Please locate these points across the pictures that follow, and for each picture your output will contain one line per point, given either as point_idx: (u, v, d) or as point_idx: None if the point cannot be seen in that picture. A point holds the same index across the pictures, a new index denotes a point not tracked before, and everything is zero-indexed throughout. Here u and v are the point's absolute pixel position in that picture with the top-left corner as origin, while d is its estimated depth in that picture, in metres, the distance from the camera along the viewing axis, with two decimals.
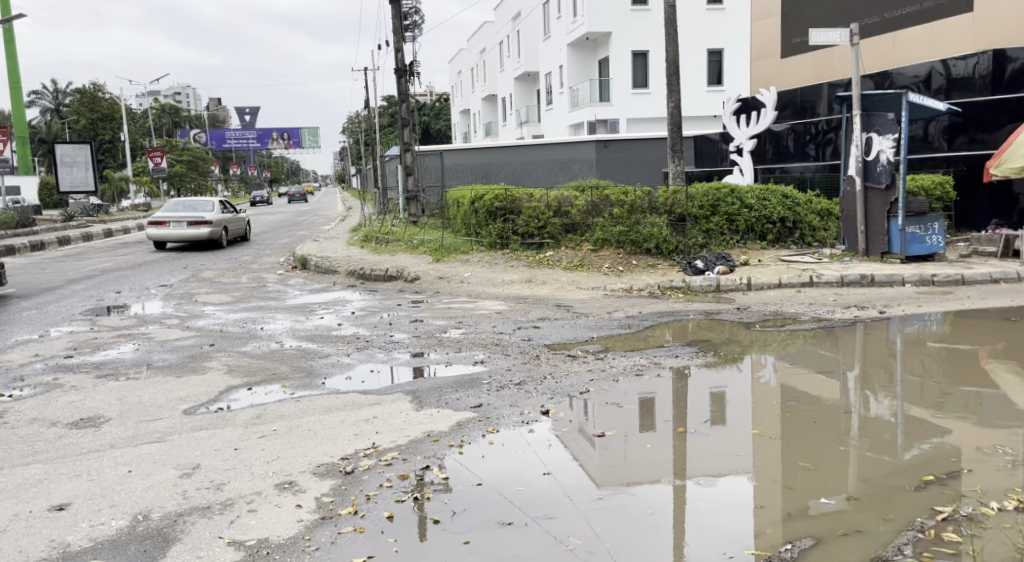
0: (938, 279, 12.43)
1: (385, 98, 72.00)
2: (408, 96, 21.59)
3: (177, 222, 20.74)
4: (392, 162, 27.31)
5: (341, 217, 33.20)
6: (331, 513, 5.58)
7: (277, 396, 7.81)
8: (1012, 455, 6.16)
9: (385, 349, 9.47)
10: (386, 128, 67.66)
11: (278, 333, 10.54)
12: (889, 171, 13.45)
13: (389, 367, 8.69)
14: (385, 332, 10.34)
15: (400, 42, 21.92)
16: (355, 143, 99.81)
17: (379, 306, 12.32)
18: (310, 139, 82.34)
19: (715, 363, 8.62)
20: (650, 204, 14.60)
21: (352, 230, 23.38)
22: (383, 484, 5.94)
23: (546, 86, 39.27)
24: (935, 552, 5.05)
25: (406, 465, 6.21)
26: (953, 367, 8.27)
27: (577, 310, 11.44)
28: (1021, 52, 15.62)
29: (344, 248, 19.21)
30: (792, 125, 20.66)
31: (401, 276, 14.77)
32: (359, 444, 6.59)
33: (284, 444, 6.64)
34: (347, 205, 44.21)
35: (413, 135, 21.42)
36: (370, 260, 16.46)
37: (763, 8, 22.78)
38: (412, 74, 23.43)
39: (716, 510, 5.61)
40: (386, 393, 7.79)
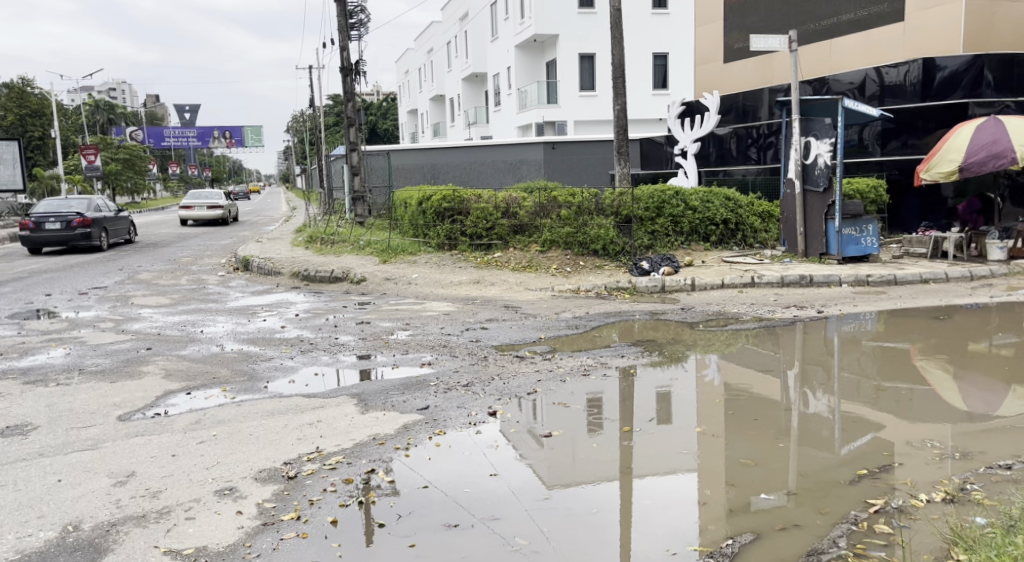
0: (873, 279, 12.82)
1: (329, 97, 71.24)
2: (354, 95, 21.45)
3: (200, 205, 29.32)
4: (337, 161, 27.06)
5: (286, 217, 32.82)
6: (273, 518, 5.57)
7: (218, 401, 7.74)
8: (940, 448, 6.41)
9: (330, 351, 9.45)
10: (331, 128, 67.01)
11: (218, 336, 10.41)
12: (826, 175, 13.84)
13: (334, 370, 8.68)
14: (330, 334, 10.32)
15: (345, 40, 21.69)
16: (299, 142, 98.70)
17: (324, 307, 12.27)
18: (253, 138, 81.70)
19: (660, 363, 8.79)
20: (597, 206, 14.74)
21: (297, 231, 23.16)
22: (327, 488, 5.95)
23: (493, 87, 39.33)
24: (868, 543, 5.23)
25: (350, 469, 6.22)
26: (886, 365, 8.55)
27: (525, 311, 11.54)
28: (949, 61, 16.18)
29: (288, 248, 19.10)
30: (735, 130, 21.14)
31: (347, 277, 14.72)
32: (303, 448, 6.58)
33: (224, 450, 6.59)
34: (291, 205, 43.75)
35: (359, 135, 21.31)
36: (315, 261, 16.36)
37: (705, 13, 23.17)
38: (358, 73, 23.28)
39: (659, 508, 5.73)
40: (331, 396, 7.79)
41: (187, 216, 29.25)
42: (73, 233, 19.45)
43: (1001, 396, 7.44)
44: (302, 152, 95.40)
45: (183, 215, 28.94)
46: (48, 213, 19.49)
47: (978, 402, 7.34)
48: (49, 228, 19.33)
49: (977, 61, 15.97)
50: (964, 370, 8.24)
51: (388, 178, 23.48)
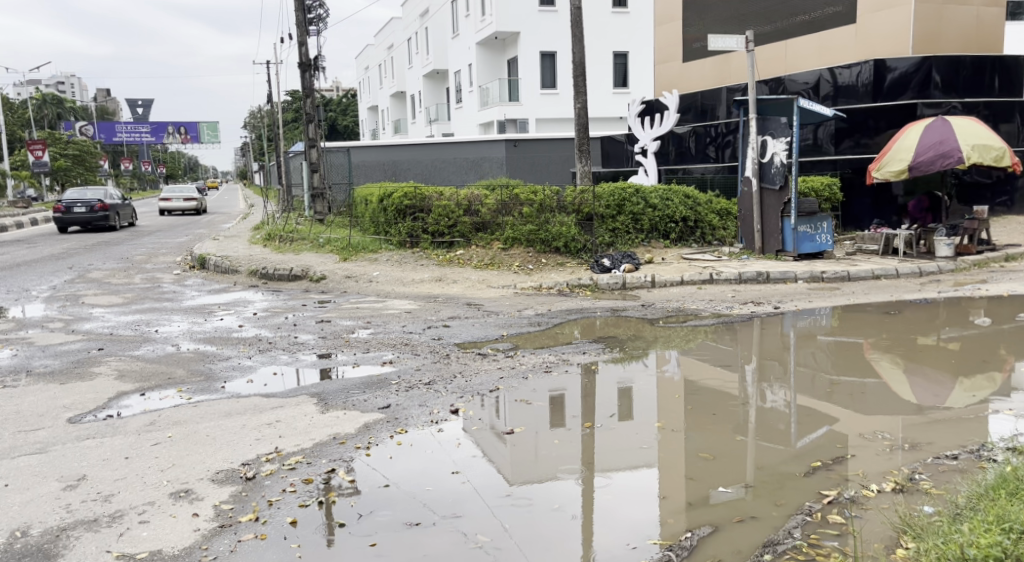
0: (827, 276, 13.09)
1: (287, 93, 70.44)
2: (313, 92, 21.31)
3: (178, 198, 34.87)
4: (297, 158, 26.80)
5: (243, 215, 32.50)
6: (230, 520, 5.57)
7: (173, 402, 7.69)
8: (890, 440, 6.59)
9: (289, 351, 9.42)
10: (290, 124, 66.32)
11: (173, 335, 10.33)
12: (783, 173, 14.10)
13: (294, 369, 8.66)
14: (289, 333, 10.28)
15: (303, 35, 21.55)
16: (257, 138, 97.53)
17: (283, 306, 12.20)
18: (208, 134, 80.82)
19: (621, 359, 8.91)
20: (559, 203, 14.85)
21: (255, 228, 22.92)
22: (286, 488, 5.95)
23: (455, 85, 39.27)
24: (821, 534, 5.36)
25: (310, 469, 6.23)
26: (839, 359, 8.76)
27: (488, 308, 11.60)
28: (900, 62, 16.64)
29: (246, 246, 18.92)
30: (693, 128, 21.49)
31: (306, 275, 14.62)
32: (261, 448, 6.58)
33: (180, 452, 6.55)
34: (249, 202, 43.26)
35: (318, 131, 21.16)
36: (273, 259, 16.22)
37: (664, 12, 23.40)
38: (317, 69, 23.10)
39: (619, 503, 5.83)
40: (291, 396, 7.79)
41: (166, 208, 34.72)
42: (95, 216, 24.59)
43: (949, 388, 7.67)
44: (261, 149, 94.27)
45: (163, 207, 34.37)
46: (75, 200, 24.61)
47: (927, 394, 7.55)
48: (77, 212, 24.43)
49: (926, 64, 16.45)
50: (914, 364, 8.46)
51: (348, 175, 23.31)
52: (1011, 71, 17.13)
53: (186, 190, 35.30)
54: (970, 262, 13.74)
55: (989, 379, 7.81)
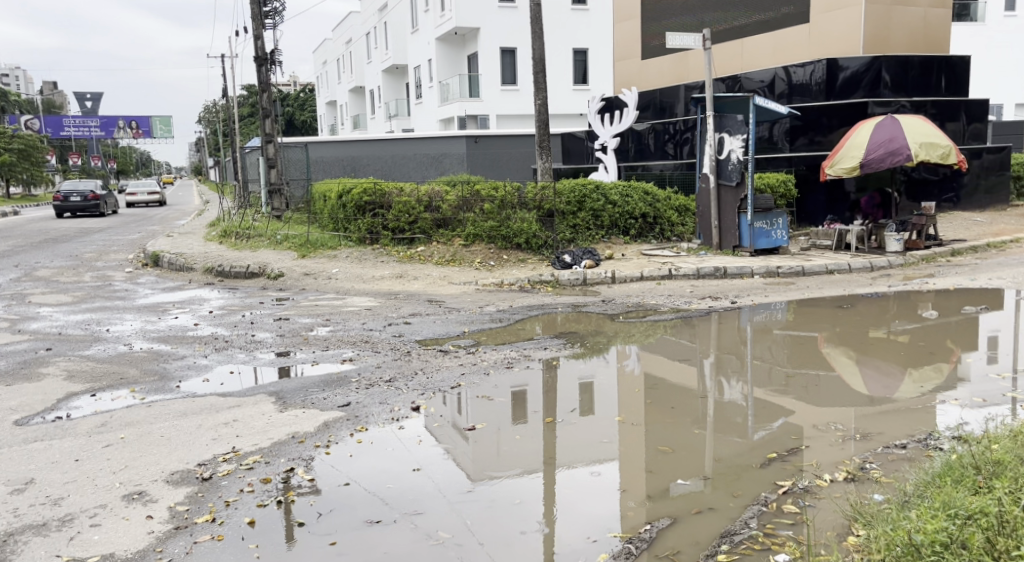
0: (783, 271, 13.33)
1: (243, 87, 69.52)
2: (269, 86, 21.12)
3: (142, 192, 37.88)
4: (253, 153, 26.52)
5: (198, 211, 32.12)
6: (185, 522, 5.55)
7: (126, 402, 7.61)
8: (843, 430, 6.77)
9: (246, 349, 9.36)
10: (246, 119, 65.50)
11: (126, 334, 10.21)
12: (739, 170, 14.31)
13: (251, 368, 8.62)
14: (246, 332, 10.20)
15: (259, 28, 21.33)
16: (211, 134, 96.04)
17: (239, 304, 12.09)
18: (161, 128, 79.69)
19: (581, 354, 9.00)
20: (520, 199, 14.90)
21: (210, 224, 22.68)
22: (243, 488, 5.95)
23: (415, 80, 39.11)
24: (776, 523, 5.49)
25: (268, 468, 6.23)
26: (795, 352, 8.94)
27: (448, 305, 11.62)
28: (851, 61, 17.15)
29: (201, 243, 18.72)
30: (653, 125, 21.32)
31: (263, 273, 14.52)
32: (218, 448, 6.55)
33: (133, 453, 6.50)
34: (203, 198, 42.62)
35: (276, 126, 21.01)
36: (229, 256, 16.07)
37: (623, 10, 23.58)
38: (273, 64, 22.90)
39: (579, 497, 5.91)
40: (248, 394, 7.76)
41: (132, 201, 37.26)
42: (89, 204, 29.16)
43: (899, 379, 7.89)
44: (216, 144, 92.94)
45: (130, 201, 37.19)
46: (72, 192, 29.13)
47: (878, 386, 7.74)
48: (74, 201, 28.94)
49: (875, 64, 17.06)
50: (866, 356, 8.67)
51: (307, 170, 23.14)
52: (957, 70, 17.83)
53: (149, 185, 38.72)
54: (918, 257, 14.11)
55: (936, 370, 8.06)
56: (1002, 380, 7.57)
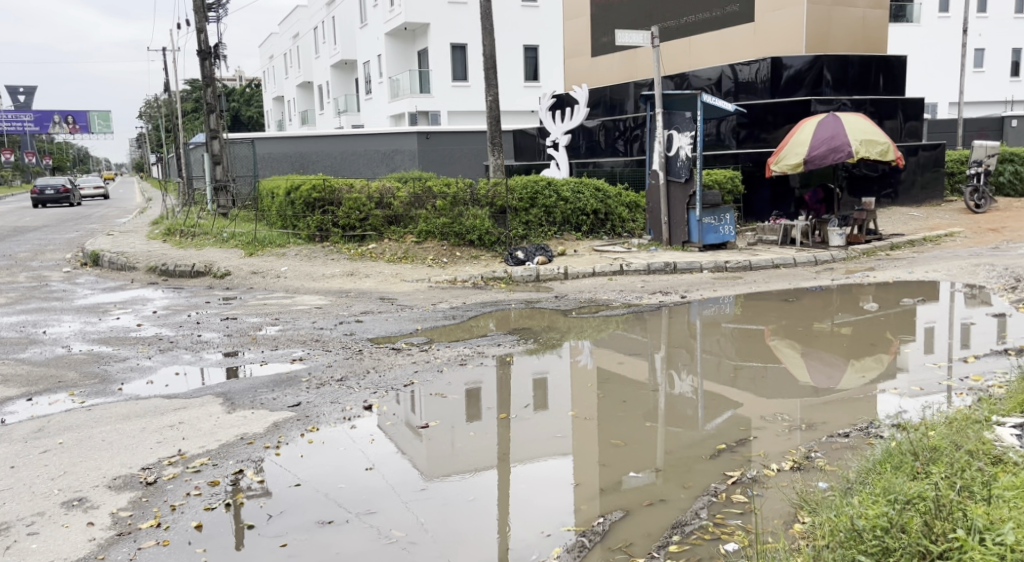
0: (730, 265, 13.57)
1: (186, 82, 68.26)
2: (213, 81, 20.83)
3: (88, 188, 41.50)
4: (197, 149, 26.07)
5: (139, 209, 31.53)
6: (129, 528, 5.49)
7: (64, 406, 7.48)
8: (789, 420, 6.95)
9: (192, 350, 9.26)
10: (190, 114, 64.25)
11: (65, 336, 10.02)
12: (688, 166, 14.52)
13: (197, 369, 8.53)
14: (192, 332, 10.08)
15: (202, 21, 21.01)
16: (153, 129, 93.96)
17: (184, 304, 11.93)
18: (99, 123, 77.87)
19: (535, 350, 9.09)
20: (471, 197, 14.93)
21: (154, 222, 22.31)
22: (189, 492, 5.90)
23: (365, 75, 38.83)
24: (726, 513, 5.61)
25: (216, 470, 6.19)
26: (742, 345, 9.14)
27: (401, 302, 11.63)
28: (794, 60, 17.54)
29: (144, 241, 18.44)
30: (603, 122, 21.30)
31: (209, 272, 14.33)
32: (163, 452, 6.48)
33: (73, 458, 6.40)
34: (144, 196, 41.76)
35: (220, 122, 20.74)
36: (172, 255, 15.83)
37: (573, 7, 23.73)
38: (217, 58, 22.57)
39: (533, 492, 5.99)
40: (194, 396, 7.68)
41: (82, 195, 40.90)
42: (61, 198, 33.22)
43: (841, 370, 8.13)
44: (158, 139, 90.94)
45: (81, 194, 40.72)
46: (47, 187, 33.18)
47: (822, 377, 7.97)
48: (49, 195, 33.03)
49: (817, 63, 17.49)
50: (812, 348, 8.89)
51: (254, 167, 22.86)
52: (894, 70, 18.42)
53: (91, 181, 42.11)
54: (860, 251, 14.49)
55: (877, 360, 8.32)
56: (938, 369, 7.84)
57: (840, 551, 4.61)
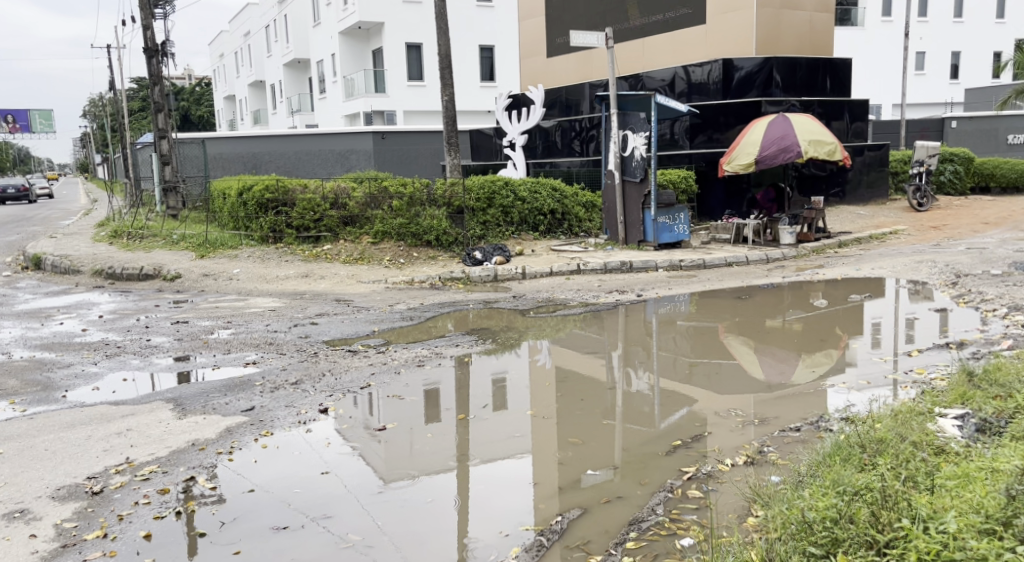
0: (685, 264, 13.75)
1: (133, 81, 66.96)
2: (161, 79, 20.53)
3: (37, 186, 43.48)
4: (145, 149, 25.64)
5: (84, 210, 30.90)
6: (74, 539, 5.41)
7: (5, 415, 7.34)
8: (743, 416, 7.07)
9: (141, 355, 9.13)
10: (137, 114, 63.13)
11: (7, 342, 9.81)
12: (643, 166, 14.68)
13: (147, 374, 8.41)
14: (140, 336, 9.94)
15: (149, 19, 20.68)
16: (97, 128, 91.86)
17: (132, 307, 11.75)
18: (42, 123, 76.02)
19: (493, 350, 9.12)
20: (428, 197, 14.91)
21: (99, 224, 21.87)
22: (138, 501, 5.82)
23: (319, 74, 38.51)
24: (681, 509, 5.68)
25: (166, 478, 6.12)
26: (698, 342, 9.27)
27: (357, 304, 11.56)
28: (745, 62, 17.80)
29: (89, 244, 18.09)
30: (559, 122, 21.38)
31: (158, 274, 14.12)
32: (109, 460, 6.39)
33: (15, 469, 6.29)
34: (90, 197, 40.88)
35: (169, 121, 20.43)
36: (120, 257, 15.58)
37: (527, 8, 23.81)
38: (165, 55, 22.23)
39: (492, 492, 6.02)
40: (143, 402, 7.57)
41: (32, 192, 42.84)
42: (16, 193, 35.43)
43: (793, 365, 8.30)
44: (104, 139, 88.97)
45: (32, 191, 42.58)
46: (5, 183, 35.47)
47: (774, 371, 8.14)
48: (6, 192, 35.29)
49: (767, 64, 17.78)
50: (765, 345, 9.05)
51: (203, 168, 22.45)
52: (841, 71, 18.82)
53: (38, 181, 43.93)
54: (810, 249, 14.76)
55: (827, 355, 8.50)
56: (885, 363, 8.04)
57: (792, 542, 4.69)
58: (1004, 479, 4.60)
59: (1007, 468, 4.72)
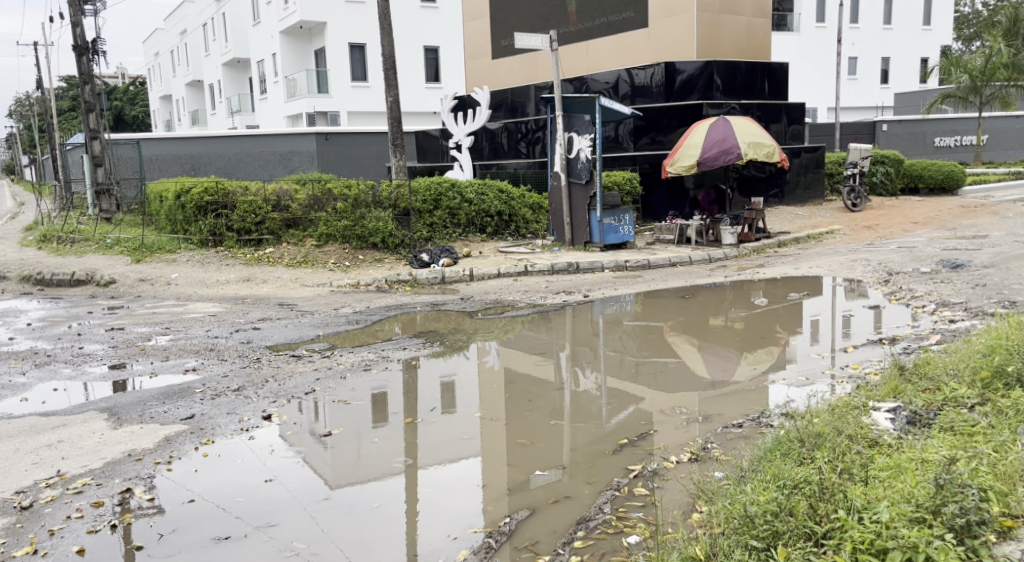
0: (630, 264, 13.91)
1: (63, 80, 65.11)
2: (92, 78, 20.10)
3: None
4: (75, 151, 24.98)
5: (13, 215, 29.99)
6: (3, 556, 5.29)
7: None
8: (687, 413, 7.20)
9: (73, 363, 8.93)
10: (67, 113, 61.34)
11: None
12: (588, 168, 14.81)
13: (80, 384, 8.23)
14: (73, 344, 9.71)
15: (78, 16, 20.23)
16: (26, 128, 89.05)
17: (63, 314, 11.48)
18: None
19: (442, 352, 9.13)
20: (374, 198, 14.78)
21: (28, 228, 21.25)
22: (70, 515, 5.71)
23: (259, 74, 38.00)
24: (628, 506, 5.77)
25: (100, 490, 6.00)
26: (644, 342, 9.39)
27: (301, 308, 11.46)
28: (686, 65, 18.09)
29: (17, 249, 17.60)
30: (506, 124, 21.45)
31: (91, 280, 13.83)
32: (40, 473, 6.25)
33: None
34: (19, 200, 39.64)
35: (100, 121, 19.98)
36: (52, 262, 15.18)
37: (472, 9, 23.83)
38: (96, 53, 21.74)
39: (440, 496, 6.03)
40: (76, 413, 7.41)
41: None
42: None
43: (736, 362, 8.47)
44: (32, 140, 86.12)
45: None
46: None
47: (718, 369, 8.30)
48: None
49: (708, 67, 18.09)
50: (708, 343, 9.21)
51: (138, 169, 22.01)
52: (779, 76, 19.23)
53: None
54: (751, 249, 15.06)
55: (768, 352, 8.70)
56: (823, 359, 8.25)
57: (734, 536, 4.78)
58: (933, 469, 4.78)
59: (935, 458, 4.91)
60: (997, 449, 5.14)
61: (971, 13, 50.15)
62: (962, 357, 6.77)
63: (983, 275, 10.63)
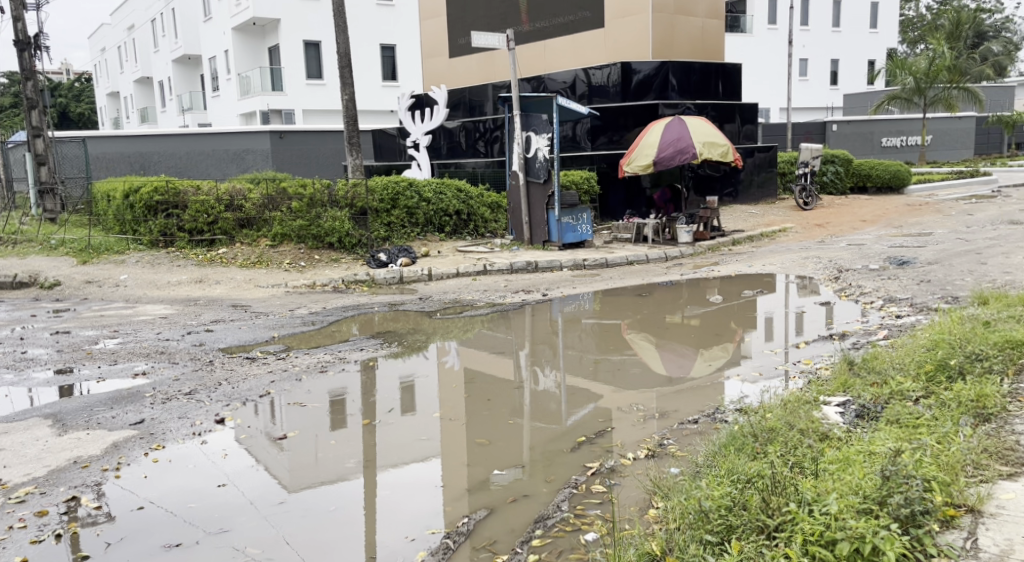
0: (589, 263, 13.98)
1: (7, 77, 63.47)
2: (34, 74, 19.65)
3: None
4: (18, 150, 24.38)
5: None
6: None
7: None
8: (644, 410, 7.26)
9: (17, 368, 8.71)
10: (9, 110, 59.76)
11: None
12: (546, 168, 14.84)
13: (23, 390, 8.04)
14: (16, 349, 9.48)
15: (19, 10, 19.75)
16: None
17: (7, 318, 11.21)
18: None
19: (400, 353, 9.09)
20: (329, 197, 14.64)
21: None
22: (13, 525, 5.58)
23: (211, 71, 37.45)
24: (585, 504, 5.79)
25: (45, 499, 5.88)
26: (603, 340, 9.44)
27: (255, 309, 11.33)
28: (642, 65, 18.27)
29: None
30: (464, 123, 21.43)
31: (36, 282, 13.55)
32: None
33: None
34: None
35: (43, 119, 19.54)
36: None
37: (428, 7, 23.73)
38: (39, 49, 21.24)
39: (398, 497, 6.01)
40: (20, 420, 7.24)
41: None
42: None
43: (691, 359, 8.55)
44: None
45: None
46: None
47: (675, 366, 8.38)
48: None
49: (663, 68, 18.32)
50: (666, 340, 9.28)
51: (85, 168, 21.57)
52: (733, 76, 19.50)
53: None
54: (706, 247, 15.22)
55: (723, 349, 8.80)
56: (776, 355, 8.38)
57: (689, 531, 4.83)
58: (879, 460, 4.89)
59: (882, 450, 5.02)
60: (941, 440, 5.27)
61: (916, 17, 51.32)
62: (907, 351, 6.92)
63: (928, 271, 10.86)
